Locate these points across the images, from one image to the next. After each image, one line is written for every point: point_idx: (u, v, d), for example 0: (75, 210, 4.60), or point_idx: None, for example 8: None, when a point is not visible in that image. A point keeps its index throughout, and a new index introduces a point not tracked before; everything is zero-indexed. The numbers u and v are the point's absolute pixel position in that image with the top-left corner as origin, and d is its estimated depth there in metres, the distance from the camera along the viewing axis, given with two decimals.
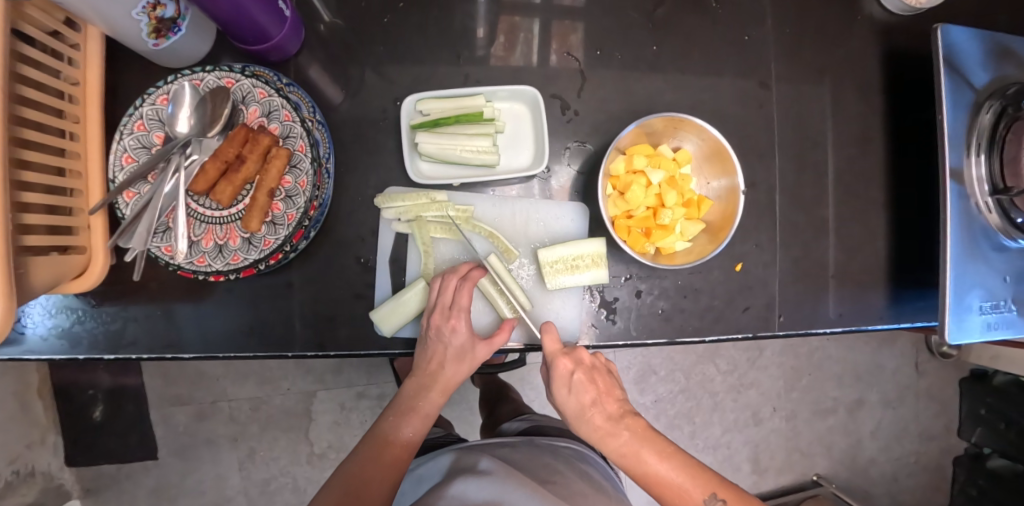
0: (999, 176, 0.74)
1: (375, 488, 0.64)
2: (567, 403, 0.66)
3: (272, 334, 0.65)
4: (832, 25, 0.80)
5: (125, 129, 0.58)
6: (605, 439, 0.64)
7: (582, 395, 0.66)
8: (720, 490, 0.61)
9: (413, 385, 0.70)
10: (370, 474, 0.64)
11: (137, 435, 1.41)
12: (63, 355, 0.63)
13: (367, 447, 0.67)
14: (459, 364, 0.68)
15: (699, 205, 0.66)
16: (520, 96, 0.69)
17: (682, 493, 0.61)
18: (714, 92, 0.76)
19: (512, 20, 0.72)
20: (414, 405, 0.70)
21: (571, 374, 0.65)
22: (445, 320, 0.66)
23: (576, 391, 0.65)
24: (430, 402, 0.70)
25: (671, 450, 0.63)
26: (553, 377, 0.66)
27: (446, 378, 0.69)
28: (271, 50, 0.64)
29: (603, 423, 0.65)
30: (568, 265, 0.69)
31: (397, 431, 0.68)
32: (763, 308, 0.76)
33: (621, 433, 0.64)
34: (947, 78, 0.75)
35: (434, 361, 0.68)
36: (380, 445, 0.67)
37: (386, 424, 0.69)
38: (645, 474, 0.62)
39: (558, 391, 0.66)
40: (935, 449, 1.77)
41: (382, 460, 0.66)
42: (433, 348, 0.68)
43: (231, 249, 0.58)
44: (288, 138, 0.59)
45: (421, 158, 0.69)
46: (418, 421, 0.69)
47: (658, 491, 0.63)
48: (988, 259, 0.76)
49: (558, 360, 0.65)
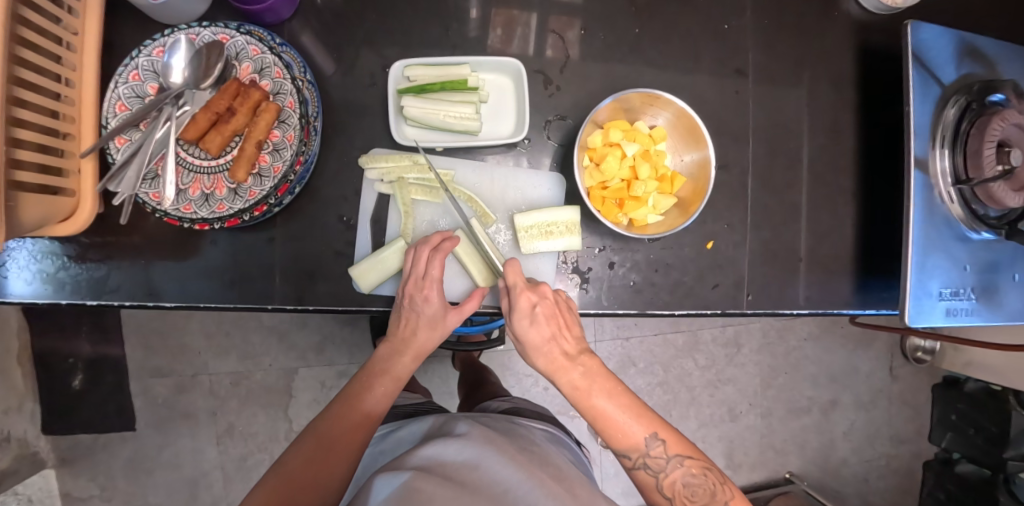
0: (962, 168, 0.79)
1: (345, 443, 0.65)
2: (526, 336, 0.66)
3: (253, 287, 0.67)
4: (808, 20, 0.84)
5: (120, 78, 0.60)
6: (558, 372, 0.66)
7: (543, 331, 0.66)
8: (661, 431, 0.64)
9: (387, 348, 0.72)
10: (341, 429, 0.66)
11: (116, 405, 1.41)
12: (47, 299, 0.64)
13: (339, 404, 0.69)
14: (431, 331, 0.69)
15: (671, 181, 0.69)
16: (505, 68, 0.72)
17: (625, 429, 0.64)
18: (694, 78, 0.80)
19: (509, 12, 0.75)
20: (384, 367, 0.71)
21: (535, 309, 0.65)
22: (418, 290, 0.68)
23: (535, 326, 0.66)
24: (403, 365, 0.71)
25: (621, 388, 0.66)
26: (517, 310, 0.66)
27: (419, 345, 0.70)
28: (266, 11, 0.66)
29: (559, 357, 0.67)
30: (543, 231, 0.71)
31: (368, 393, 0.70)
32: (732, 287, 0.79)
33: (574, 369, 0.66)
34: (916, 73, 0.79)
35: (406, 328, 0.70)
36: (350, 404, 0.69)
37: (359, 382, 0.71)
38: (590, 407, 0.65)
39: (517, 321, 0.66)
40: (906, 452, 1.82)
41: (353, 418, 0.67)
42: (407, 315, 0.69)
43: (217, 198, 0.60)
44: (278, 95, 0.62)
45: (406, 122, 0.71)
46: (389, 383, 0.71)
47: (600, 424, 0.65)
48: (949, 248, 0.81)
49: (520, 293, 0.66)
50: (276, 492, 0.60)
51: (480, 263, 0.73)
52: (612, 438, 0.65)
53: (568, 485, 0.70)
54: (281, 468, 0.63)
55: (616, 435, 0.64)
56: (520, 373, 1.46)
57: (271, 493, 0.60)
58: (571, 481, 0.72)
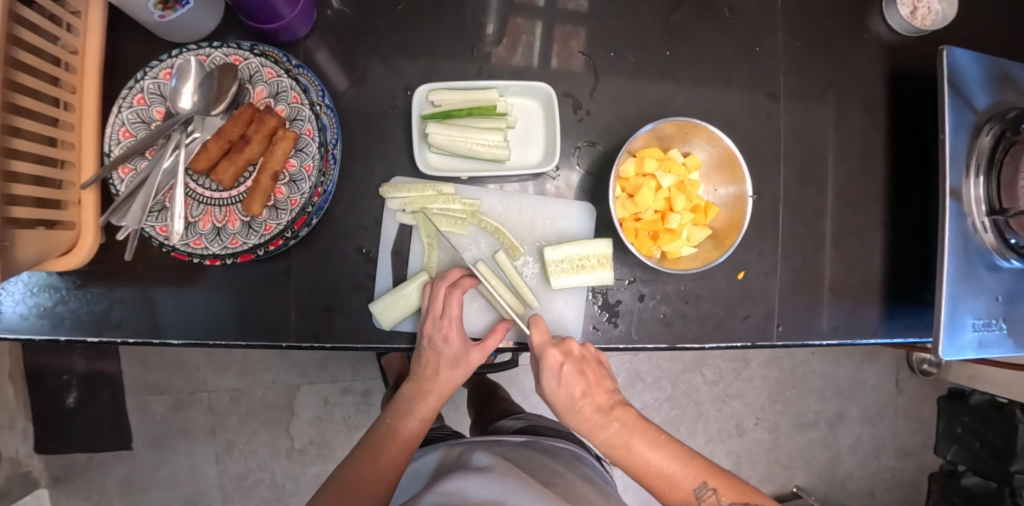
0: (996, 198, 0.77)
1: (370, 489, 0.62)
2: (556, 394, 0.67)
3: (266, 322, 0.63)
4: (839, 41, 0.81)
5: (124, 102, 0.56)
6: (594, 430, 0.65)
7: (571, 387, 0.65)
8: (711, 479, 0.63)
9: (411, 387, 0.69)
10: (369, 475, 0.63)
11: (111, 423, 1.36)
12: (44, 336, 0.60)
13: (364, 448, 0.65)
14: (454, 370, 0.66)
15: (706, 212, 0.66)
16: (534, 92, 0.68)
17: (674, 482, 0.63)
18: (723, 101, 0.77)
19: (518, 24, 0.72)
20: (410, 409, 0.68)
21: (561, 366, 0.65)
22: (438, 329, 0.64)
23: (564, 384, 0.65)
24: (427, 405, 0.68)
25: (663, 439, 0.64)
26: (543, 368, 0.66)
27: (441, 384, 0.68)
28: (281, 30, 0.62)
29: (593, 414, 0.66)
30: (574, 265, 0.68)
31: (393, 436, 0.66)
32: (762, 318, 0.76)
33: (610, 425, 0.65)
34: (951, 99, 0.76)
35: (428, 367, 0.67)
36: (376, 446, 0.65)
37: (384, 425, 0.68)
38: (634, 464, 0.64)
39: (548, 382, 0.66)
40: (911, 465, 1.81)
41: (380, 460, 0.64)
42: (427, 355, 0.66)
43: (229, 232, 0.57)
44: (295, 121, 0.58)
45: (429, 149, 0.68)
46: (416, 424, 0.68)
47: (649, 480, 0.64)
48: (981, 277, 0.78)
49: (546, 351, 0.65)
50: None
51: (501, 297, 0.69)
52: (662, 493, 0.64)
53: None
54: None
55: (666, 489, 0.63)
56: (527, 389, 1.44)
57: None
58: None
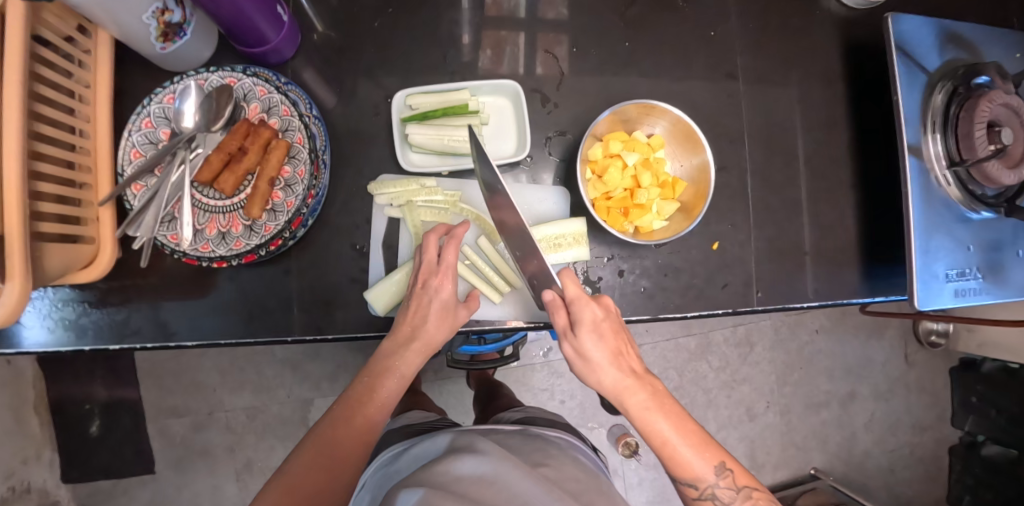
0: (955, 151, 0.80)
1: (348, 449, 0.63)
2: (590, 354, 0.65)
3: (272, 319, 0.68)
4: (791, 20, 0.86)
5: (133, 126, 0.62)
6: (625, 392, 0.64)
7: (607, 344, 0.65)
8: (729, 462, 0.62)
9: (390, 345, 0.68)
10: (346, 435, 0.64)
11: (134, 448, 1.40)
12: (70, 347, 0.65)
13: (341, 408, 0.66)
14: (441, 322, 0.67)
15: (673, 186, 0.71)
16: (503, 89, 0.74)
17: (694, 458, 0.61)
18: (686, 85, 0.82)
19: (497, 34, 0.78)
20: (389, 367, 0.67)
21: (599, 320, 0.65)
22: (433, 275, 0.67)
23: (600, 340, 0.65)
24: (406, 362, 0.67)
25: (683, 413, 0.64)
26: (583, 320, 0.64)
27: (426, 337, 0.67)
28: (269, 53, 0.69)
29: (625, 376, 0.65)
30: (552, 244, 0.73)
31: (372, 395, 0.66)
32: (741, 286, 0.80)
33: (639, 390, 0.64)
34: (900, 62, 0.81)
35: (415, 317, 0.67)
36: (353, 408, 0.65)
37: (362, 383, 0.67)
38: (658, 433, 0.62)
39: (587, 338, 0.64)
40: (931, 440, 1.79)
41: (356, 420, 0.65)
42: (417, 302, 0.67)
43: (233, 235, 0.62)
44: (287, 131, 0.64)
45: (412, 149, 0.73)
46: (394, 383, 0.67)
47: (668, 450, 0.62)
48: (951, 230, 0.81)
49: (587, 304, 0.64)
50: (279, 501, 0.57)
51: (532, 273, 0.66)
52: (676, 467, 0.62)
53: (582, 497, 0.68)
54: (282, 477, 0.60)
55: (684, 464, 0.61)
56: (535, 388, 1.48)
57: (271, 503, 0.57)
58: (588, 491, 0.70)
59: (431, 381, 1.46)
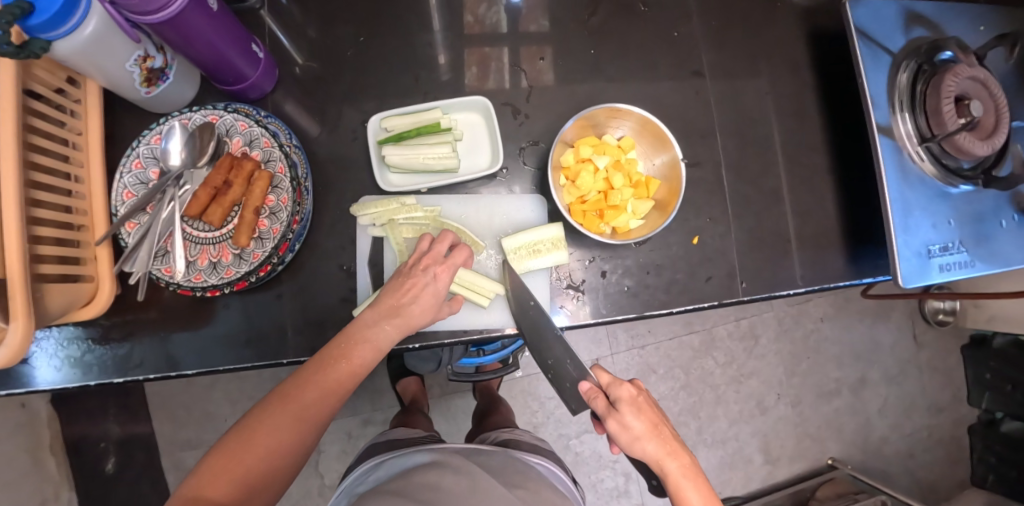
0: (926, 127, 0.81)
1: (314, 411, 0.59)
2: (631, 428, 0.63)
3: (267, 343, 0.71)
4: (753, 15, 0.89)
5: (125, 168, 0.66)
6: (662, 467, 0.61)
7: (647, 418, 0.63)
8: None
9: (373, 313, 0.65)
10: (313, 398, 0.59)
11: (150, 483, 1.42)
12: (77, 383, 0.68)
13: (312, 367, 0.61)
14: (430, 306, 0.68)
15: (646, 184, 0.74)
16: (473, 106, 0.77)
17: None
18: (654, 85, 0.84)
19: (481, 50, 0.81)
20: (367, 334, 0.64)
21: (636, 396, 0.65)
22: (436, 265, 0.69)
23: (640, 416, 0.63)
24: (386, 334, 0.64)
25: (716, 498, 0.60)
26: (620, 398, 0.65)
27: (410, 314, 0.66)
28: (248, 89, 0.72)
29: (666, 451, 0.61)
30: (531, 250, 0.75)
31: (346, 360, 0.62)
32: (725, 277, 0.81)
33: (677, 468, 0.60)
34: (862, 46, 0.82)
35: (406, 294, 0.67)
36: (323, 370, 0.61)
37: (336, 345, 0.63)
38: None
39: (630, 411, 0.64)
40: (948, 421, 1.76)
41: (325, 384, 0.61)
42: (412, 282, 0.67)
43: (224, 264, 0.65)
44: (269, 162, 0.67)
45: (390, 170, 0.76)
46: (370, 353, 0.64)
47: None
48: (932, 206, 0.82)
49: (623, 384, 0.66)
50: (235, 459, 0.54)
51: (567, 363, 0.74)
52: None
53: None
54: (241, 430, 0.56)
55: None
56: (541, 397, 1.48)
57: (224, 462, 0.54)
58: None
59: (436, 397, 1.47)
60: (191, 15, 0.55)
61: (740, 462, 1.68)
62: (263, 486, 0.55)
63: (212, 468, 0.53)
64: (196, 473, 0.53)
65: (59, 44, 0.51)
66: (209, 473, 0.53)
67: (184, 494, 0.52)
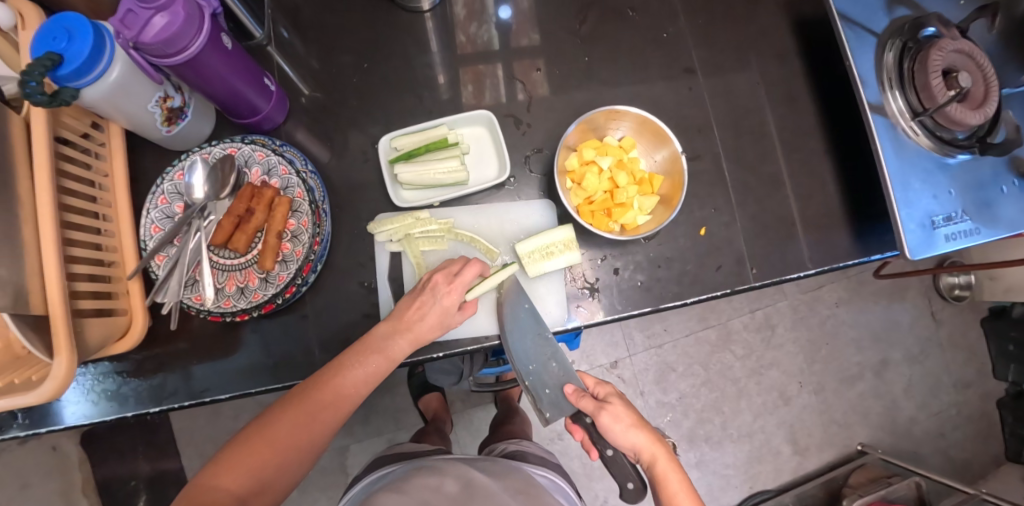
0: (917, 102, 0.83)
1: (327, 414, 0.63)
2: (620, 418, 0.70)
3: (295, 363, 0.73)
4: (737, 10, 0.92)
5: (151, 205, 0.69)
6: (645, 450, 0.69)
7: (631, 410, 0.71)
8: None
9: (386, 325, 0.68)
10: (326, 401, 0.63)
11: None
12: (115, 414, 0.70)
13: (327, 372, 0.64)
14: (439, 323, 0.70)
15: (649, 181, 0.76)
16: (477, 120, 0.80)
17: None
18: (648, 85, 0.87)
19: (476, 69, 0.84)
20: (379, 346, 0.67)
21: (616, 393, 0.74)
22: (447, 283, 0.71)
23: (626, 409, 0.71)
24: (398, 347, 0.67)
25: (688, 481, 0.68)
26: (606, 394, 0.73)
27: (419, 328, 0.68)
28: (262, 121, 0.75)
29: (648, 437, 0.69)
30: (544, 253, 0.77)
31: (358, 368, 0.65)
32: (734, 265, 0.83)
33: (658, 453, 0.69)
34: (846, 30, 0.85)
35: (416, 309, 0.69)
36: (336, 377, 0.64)
37: (349, 353, 0.66)
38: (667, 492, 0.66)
39: (618, 403, 0.72)
40: (975, 396, 1.73)
41: (339, 390, 0.64)
42: (423, 299, 0.69)
43: (251, 289, 0.68)
44: (287, 189, 0.70)
45: (403, 187, 0.79)
46: (382, 363, 0.66)
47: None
48: (932, 179, 0.83)
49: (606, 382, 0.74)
50: (251, 453, 0.59)
51: (552, 364, 0.78)
52: None
53: None
54: (259, 427, 0.61)
55: None
56: None
57: (242, 455, 0.59)
58: None
59: (459, 411, 1.48)
60: (208, 55, 0.59)
61: (768, 455, 1.66)
62: (273, 479, 0.60)
63: (231, 458, 0.58)
64: (217, 461, 0.59)
65: (87, 90, 0.55)
66: (229, 461, 0.58)
67: (204, 479, 0.57)
